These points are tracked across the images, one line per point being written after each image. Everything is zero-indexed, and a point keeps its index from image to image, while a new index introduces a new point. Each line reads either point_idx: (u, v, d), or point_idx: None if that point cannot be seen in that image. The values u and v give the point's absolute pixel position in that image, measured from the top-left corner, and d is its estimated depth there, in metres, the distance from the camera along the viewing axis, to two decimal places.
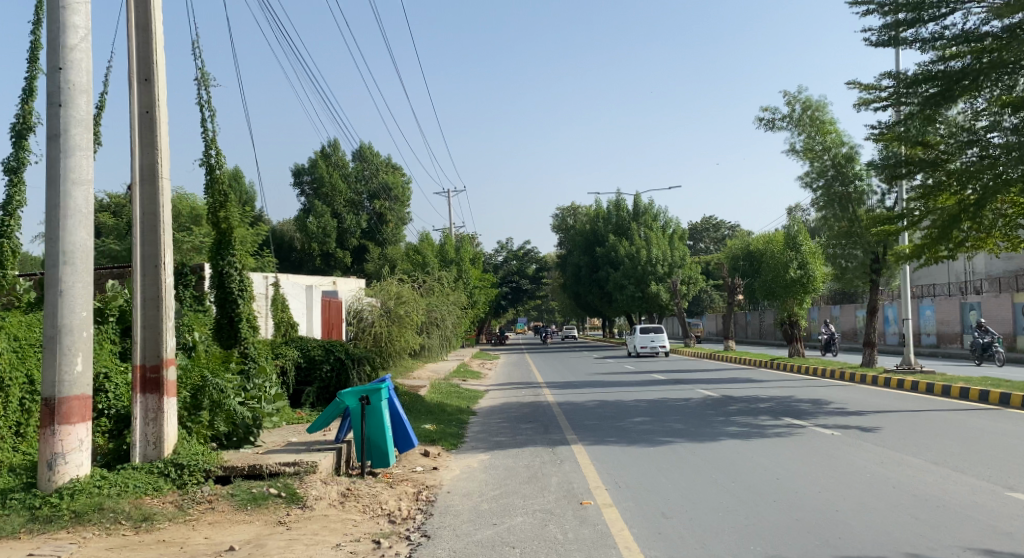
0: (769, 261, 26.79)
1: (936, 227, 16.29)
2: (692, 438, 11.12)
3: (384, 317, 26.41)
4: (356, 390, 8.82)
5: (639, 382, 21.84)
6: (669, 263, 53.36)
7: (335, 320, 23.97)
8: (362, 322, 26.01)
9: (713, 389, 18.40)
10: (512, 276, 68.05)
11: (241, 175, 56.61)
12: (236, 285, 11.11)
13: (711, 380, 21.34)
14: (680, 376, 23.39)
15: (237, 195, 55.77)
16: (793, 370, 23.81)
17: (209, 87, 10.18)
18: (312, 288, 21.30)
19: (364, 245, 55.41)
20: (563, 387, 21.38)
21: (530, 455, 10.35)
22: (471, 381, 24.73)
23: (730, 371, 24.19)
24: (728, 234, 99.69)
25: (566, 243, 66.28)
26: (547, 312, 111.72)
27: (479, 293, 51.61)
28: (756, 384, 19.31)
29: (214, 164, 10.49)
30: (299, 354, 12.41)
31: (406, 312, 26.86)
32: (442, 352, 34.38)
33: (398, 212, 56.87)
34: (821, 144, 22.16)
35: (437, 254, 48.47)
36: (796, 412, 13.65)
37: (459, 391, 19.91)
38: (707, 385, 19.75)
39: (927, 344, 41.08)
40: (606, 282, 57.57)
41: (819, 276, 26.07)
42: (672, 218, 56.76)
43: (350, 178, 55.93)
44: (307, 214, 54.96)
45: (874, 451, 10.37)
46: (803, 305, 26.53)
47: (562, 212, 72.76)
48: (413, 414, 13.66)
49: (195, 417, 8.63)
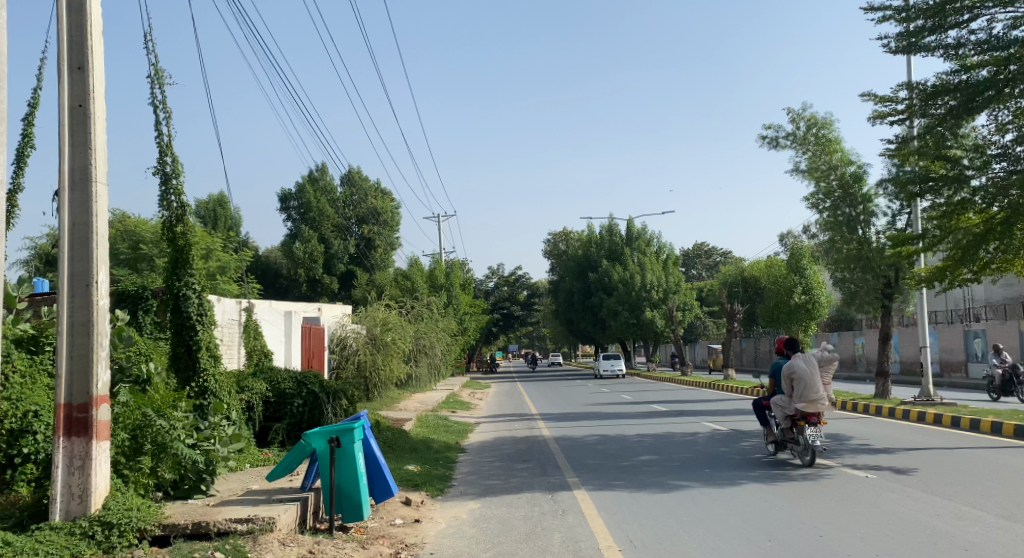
0: (773, 286, 25.71)
1: (961, 249, 15.15)
2: (708, 483, 9.89)
3: (369, 345, 25.17)
4: (324, 430, 7.66)
5: (640, 413, 20.62)
6: (663, 289, 52.29)
7: (317, 348, 22.74)
8: (346, 350, 24.79)
9: (720, 423, 17.20)
10: (504, 302, 66.89)
11: (226, 199, 55.53)
12: (195, 309, 9.92)
13: (716, 412, 20.14)
14: (681, 407, 22.18)
15: (223, 220, 54.64)
16: None
17: (163, 86, 8.99)
18: (291, 315, 20.09)
19: (352, 270, 54.13)
20: (558, 419, 20.16)
21: (527, 504, 9.10)
22: (461, 413, 23.48)
23: (734, 401, 22.99)
24: (721, 259, 98.85)
25: (558, 269, 65.17)
26: (538, 338, 110.63)
27: (470, 319, 50.36)
28: (766, 418, 18.11)
29: (170, 172, 9.31)
30: (267, 387, 11.22)
31: (392, 339, 25.64)
32: (431, 381, 33.11)
33: (387, 237, 55.78)
34: (826, 164, 21.08)
35: (427, 279, 47.29)
36: (817, 450, 12.44)
37: (448, 425, 18.67)
38: (713, 417, 18.53)
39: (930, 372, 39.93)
40: (599, 308, 56.40)
41: (825, 302, 24.97)
42: (666, 243, 55.77)
43: (338, 202, 54.86)
44: (294, 239, 53.76)
45: (917, 497, 9.15)
46: (808, 332, 25.38)
47: (553, 238, 71.77)
48: (395, 453, 12.41)
49: (134, 464, 7.38)
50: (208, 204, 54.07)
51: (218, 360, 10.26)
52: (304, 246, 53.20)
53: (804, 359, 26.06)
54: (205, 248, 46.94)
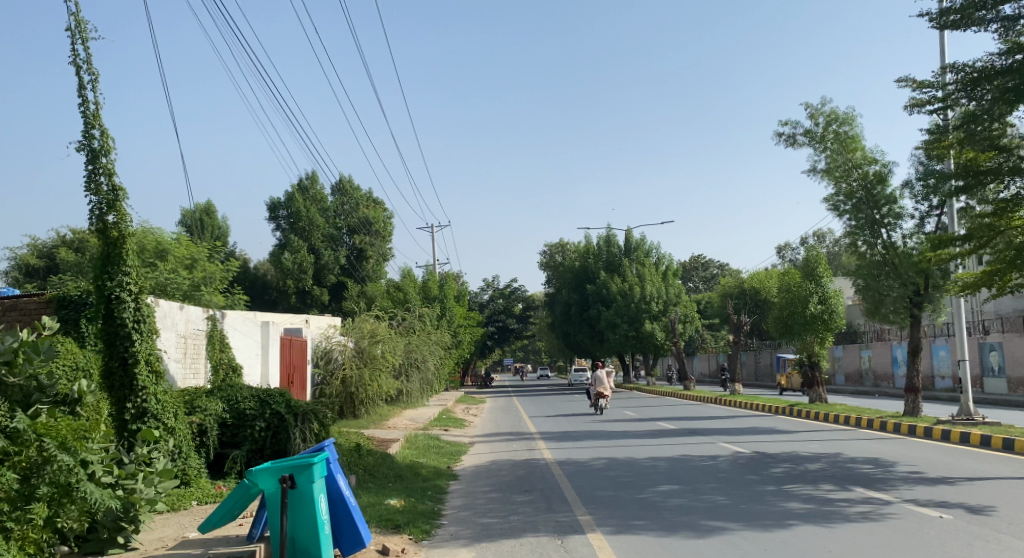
0: (787, 294, 24.15)
1: (1014, 250, 13.46)
2: (748, 523, 8.28)
3: (356, 358, 23.50)
4: (276, 466, 6.06)
5: (648, 432, 19.01)
6: (664, 300, 50.74)
7: (299, 362, 21.07)
8: (331, 364, 23.09)
9: (742, 445, 15.50)
10: (499, 315, 65.31)
11: (213, 209, 53.98)
12: (131, 314, 8.30)
13: (732, 432, 18.49)
14: (693, 425, 20.53)
15: (210, 230, 53.03)
16: (820, 418, 20.98)
17: (85, 41, 7.37)
18: (269, 326, 18.45)
19: (342, 282, 52.44)
20: (560, 439, 18.48)
21: (532, 551, 7.47)
22: (454, 431, 21.84)
23: (747, 420, 21.41)
24: (719, 273, 97.47)
25: (555, 280, 63.58)
26: (534, 351, 109.10)
27: (464, 332, 48.71)
28: (788, 439, 16.46)
29: (98, 149, 7.68)
30: (224, 407, 9.60)
31: (380, 353, 23.98)
32: (423, 397, 31.42)
33: (378, 248, 54.16)
34: (847, 163, 19.41)
35: (419, 290, 45.70)
36: (863, 479, 10.84)
37: (439, 446, 17.04)
38: (730, 438, 16.93)
39: (943, 388, 38.28)
40: (597, 321, 54.78)
41: (844, 312, 23.37)
42: (665, 254, 54.26)
43: (328, 212, 53.27)
44: (282, 250, 52.12)
45: (1009, 541, 7.53)
46: (824, 345, 23.76)
47: (550, 249, 70.18)
48: (377, 485, 10.79)
49: (25, 514, 5.80)
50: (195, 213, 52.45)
51: (162, 377, 8.64)
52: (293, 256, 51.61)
53: (821, 373, 24.38)
54: (190, 257, 45.35)
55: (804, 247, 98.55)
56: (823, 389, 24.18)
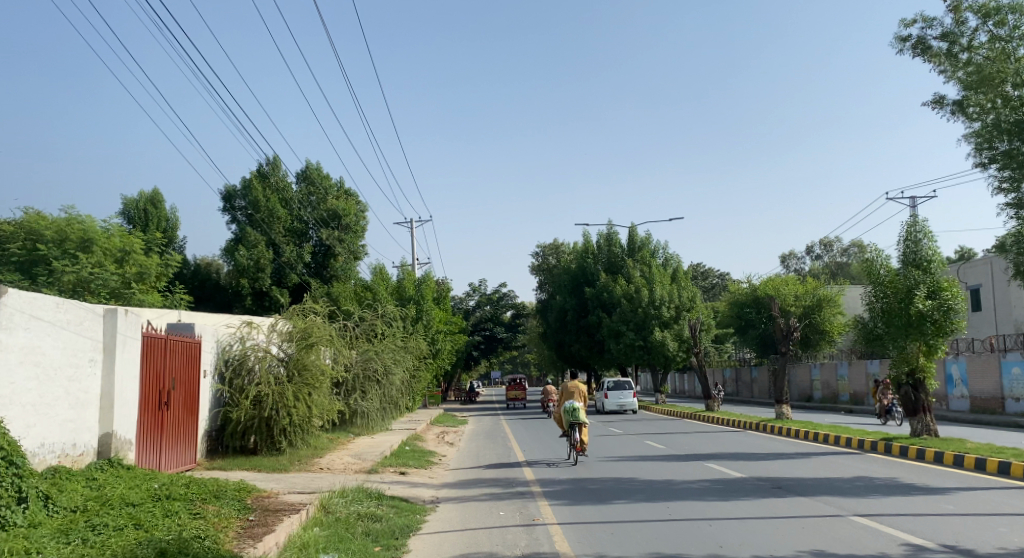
0: (875, 288, 17.65)
1: None
2: None
3: (280, 369, 16.73)
4: None
5: (711, 490, 12.42)
6: (676, 305, 43.93)
7: (187, 375, 14.32)
8: (245, 378, 16.34)
9: (902, 534, 9.14)
10: (485, 323, 58.81)
11: (161, 196, 44.93)
12: None
13: (841, 490, 12.04)
14: (764, 474, 14.08)
15: (156, 223, 44.17)
16: (959, 463, 14.30)
17: None
18: (118, 316, 11.64)
19: (307, 282, 45.31)
20: (573, 498, 11.95)
21: None
22: (417, 477, 15.15)
23: (841, 466, 14.84)
24: (718, 282, 90.67)
25: (548, 285, 57.11)
26: (521, 363, 102.72)
27: (444, 340, 41.92)
28: (959, 510, 10.16)
29: None
30: None
31: (317, 361, 17.20)
32: (387, 421, 24.58)
33: (350, 244, 47.00)
34: (1005, 84, 13.14)
35: (393, 292, 38.95)
36: None
37: (377, 514, 10.32)
38: (861, 508, 10.40)
39: (1015, 412, 33.31)
40: (597, 329, 48.22)
41: (963, 310, 16.86)
42: (674, 255, 47.66)
43: (291, 203, 45.99)
44: (234, 244, 44.58)
45: None
46: (932, 357, 17.23)
47: (543, 249, 63.37)
48: None
49: None
50: (138, 201, 43.44)
51: None
52: (249, 251, 44.00)
53: (925, 396, 17.55)
54: (122, 250, 37.60)
55: (807, 256, 93.21)
56: (931, 416, 17.52)
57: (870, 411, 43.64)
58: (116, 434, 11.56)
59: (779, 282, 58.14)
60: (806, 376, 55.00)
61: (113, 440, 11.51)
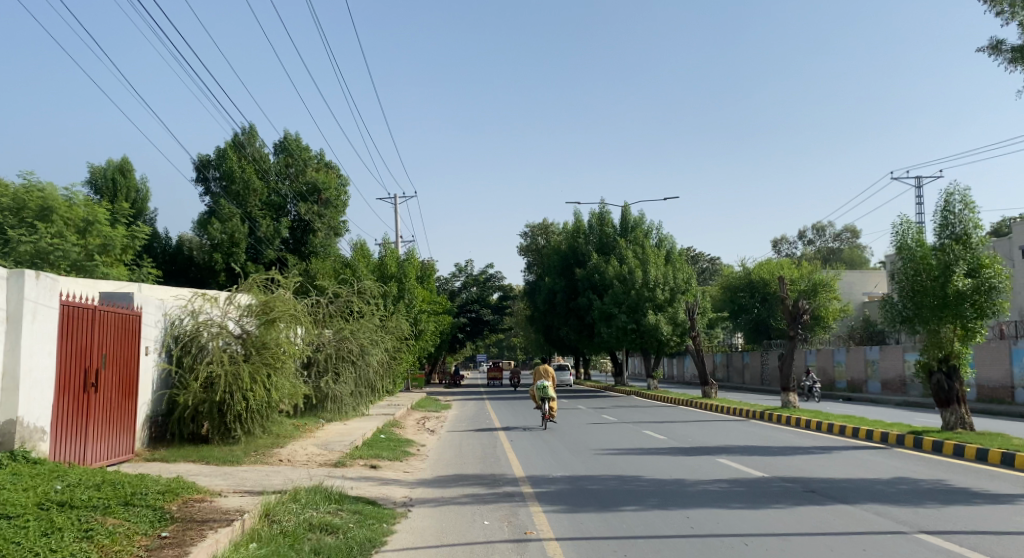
0: (905, 266, 15.83)
1: None
2: None
3: (235, 348, 14.78)
4: None
5: (732, 493, 10.54)
6: (671, 287, 42.11)
7: (124, 353, 12.37)
8: (195, 358, 14.38)
9: None
10: (471, 305, 56.90)
11: (131, 165, 42.60)
12: None
13: (889, 495, 10.20)
14: (789, 472, 12.21)
15: (125, 194, 41.85)
16: (1012, 465, 12.47)
17: None
18: (26, 279, 9.66)
19: (285, 258, 43.23)
20: (572, 502, 10.05)
21: None
22: (390, 471, 13.26)
23: (874, 464, 13.01)
24: (708, 267, 89.01)
25: (537, 266, 55.23)
26: (508, 347, 101.35)
27: (427, 320, 39.97)
28: None
29: None
30: None
31: (277, 339, 15.21)
32: (363, 406, 22.68)
33: (330, 220, 44.90)
34: None
35: (374, 269, 36.84)
36: None
37: (333, 523, 8.40)
38: (924, 521, 8.55)
39: None
40: (587, 312, 46.41)
41: (1005, 290, 15.07)
42: (668, 236, 45.79)
43: (269, 175, 43.75)
44: (208, 217, 42.34)
45: None
46: (968, 343, 15.45)
47: (532, 230, 61.40)
48: None
49: None
50: (105, 170, 41.22)
51: None
52: (222, 225, 41.86)
53: (959, 386, 15.75)
54: (87, 219, 35.29)
55: (799, 241, 91.69)
56: (966, 408, 15.67)
57: (869, 399, 42.04)
58: (21, 421, 9.56)
59: (773, 266, 56.53)
60: (800, 362, 53.37)
61: (17, 428, 9.52)
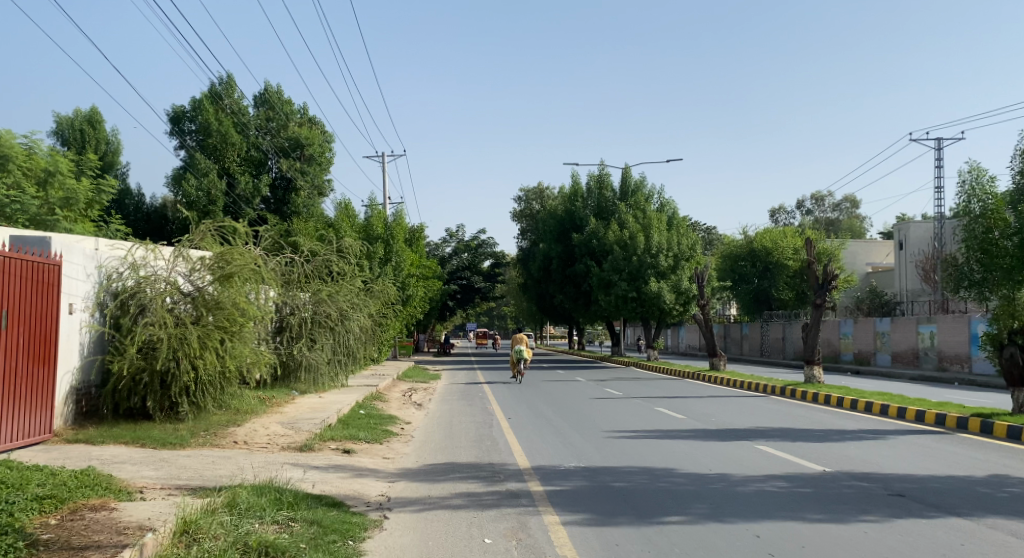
0: (977, 221, 13.46)
1: None
2: None
3: (183, 308, 12.38)
4: None
5: (798, 497, 8.21)
6: (674, 254, 39.75)
7: (36, 311, 9.98)
8: (135, 319, 11.98)
9: None
10: (462, 272, 54.48)
11: (100, 115, 39.77)
12: None
13: (1002, 502, 7.90)
14: (856, 467, 9.91)
15: (94, 146, 39.07)
16: None
17: None
18: None
19: (265, 218, 40.68)
20: (598, 509, 7.71)
21: None
22: (366, 457, 10.93)
23: (952, 455, 10.73)
24: (704, 237, 86.75)
25: (531, 232, 52.76)
26: (499, 316, 99.39)
27: (415, 286, 37.57)
28: None
29: None
30: None
31: (235, 297, 12.77)
32: (342, 375, 20.40)
33: (314, 178, 42.32)
34: None
35: (359, 229, 34.23)
36: None
37: (276, 545, 6.04)
38: None
39: None
40: (585, 279, 44.10)
41: None
42: (670, 201, 43.33)
43: (247, 129, 40.95)
44: (183, 173, 39.59)
45: None
46: None
47: (527, 194, 58.82)
48: None
49: None
50: (73, 120, 38.39)
51: None
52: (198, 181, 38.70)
53: None
54: (48, 170, 32.56)
55: (797, 211, 89.44)
56: None
57: (879, 373, 39.96)
58: None
59: (777, 234, 54.22)
60: None
61: None
